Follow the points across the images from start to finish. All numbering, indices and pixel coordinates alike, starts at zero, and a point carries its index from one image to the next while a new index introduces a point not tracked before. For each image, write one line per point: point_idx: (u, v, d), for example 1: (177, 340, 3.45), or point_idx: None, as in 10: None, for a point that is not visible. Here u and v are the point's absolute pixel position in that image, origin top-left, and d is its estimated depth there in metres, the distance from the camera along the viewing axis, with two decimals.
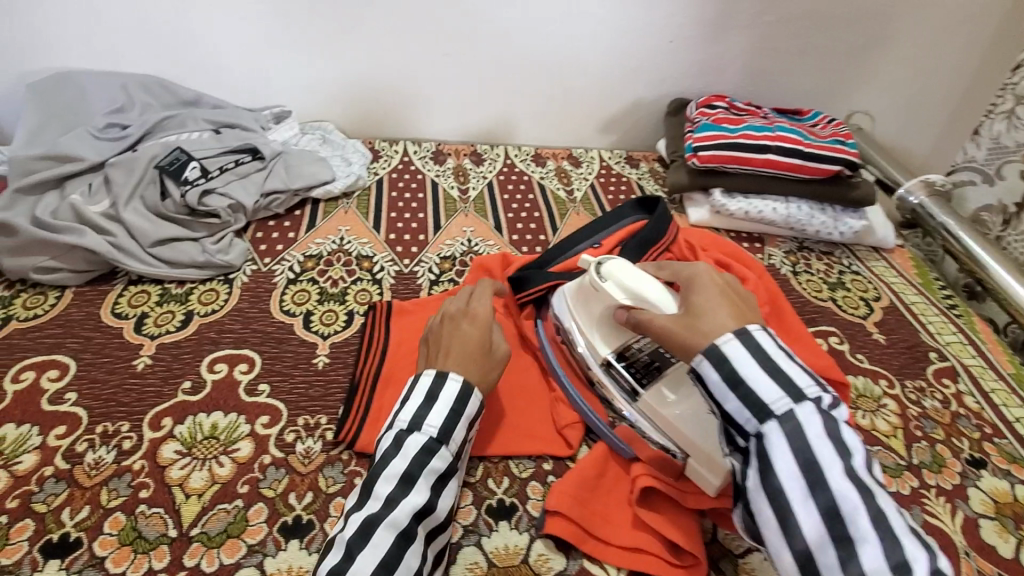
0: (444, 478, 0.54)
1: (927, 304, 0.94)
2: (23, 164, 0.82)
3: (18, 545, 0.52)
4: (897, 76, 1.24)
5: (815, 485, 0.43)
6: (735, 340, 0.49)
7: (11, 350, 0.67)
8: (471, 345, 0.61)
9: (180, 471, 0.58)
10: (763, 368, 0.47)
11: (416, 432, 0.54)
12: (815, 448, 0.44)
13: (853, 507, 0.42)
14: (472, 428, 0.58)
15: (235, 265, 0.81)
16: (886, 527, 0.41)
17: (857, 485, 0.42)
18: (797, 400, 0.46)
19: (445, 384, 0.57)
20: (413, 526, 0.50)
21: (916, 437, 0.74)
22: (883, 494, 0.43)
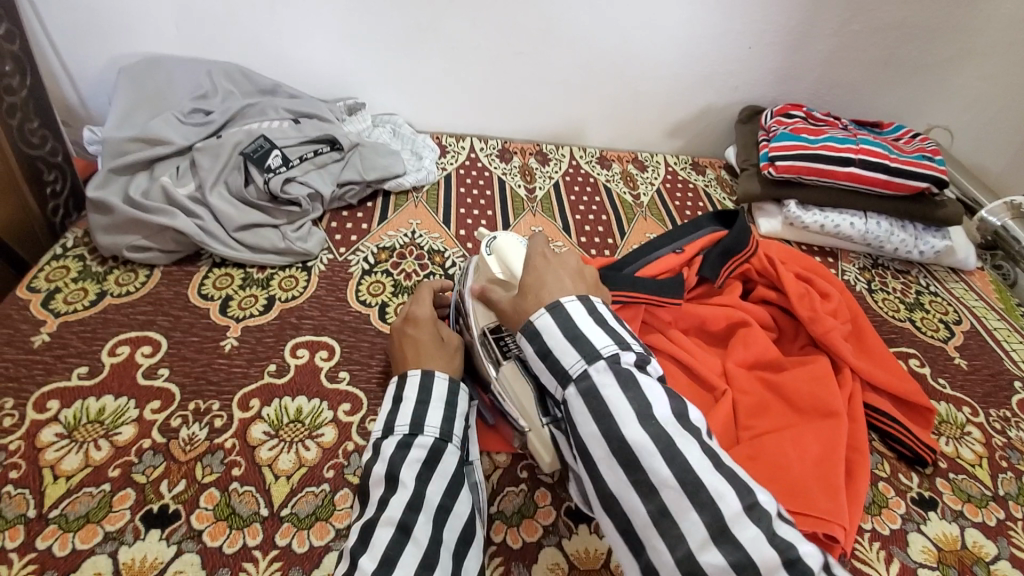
0: (432, 462, 0.54)
1: (1011, 331, 0.90)
2: (116, 145, 0.84)
3: (120, 513, 0.53)
4: (983, 92, 1.19)
5: (619, 445, 0.44)
6: (547, 313, 0.50)
7: (108, 324, 0.70)
8: (418, 345, 0.64)
9: (270, 452, 0.60)
10: (567, 336, 0.49)
11: (390, 434, 0.55)
12: (608, 404, 0.45)
13: (651, 455, 0.43)
14: (451, 410, 0.58)
15: (313, 253, 0.83)
16: (682, 471, 0.42)
17: (657, 439, 0.43)
18: (592, 360, 0.47)
19: (406, 383, 0.59)
20: (410, 516, 0.49)
21: (1002, 467, 0.71)
22: (691, 443, 0.43)
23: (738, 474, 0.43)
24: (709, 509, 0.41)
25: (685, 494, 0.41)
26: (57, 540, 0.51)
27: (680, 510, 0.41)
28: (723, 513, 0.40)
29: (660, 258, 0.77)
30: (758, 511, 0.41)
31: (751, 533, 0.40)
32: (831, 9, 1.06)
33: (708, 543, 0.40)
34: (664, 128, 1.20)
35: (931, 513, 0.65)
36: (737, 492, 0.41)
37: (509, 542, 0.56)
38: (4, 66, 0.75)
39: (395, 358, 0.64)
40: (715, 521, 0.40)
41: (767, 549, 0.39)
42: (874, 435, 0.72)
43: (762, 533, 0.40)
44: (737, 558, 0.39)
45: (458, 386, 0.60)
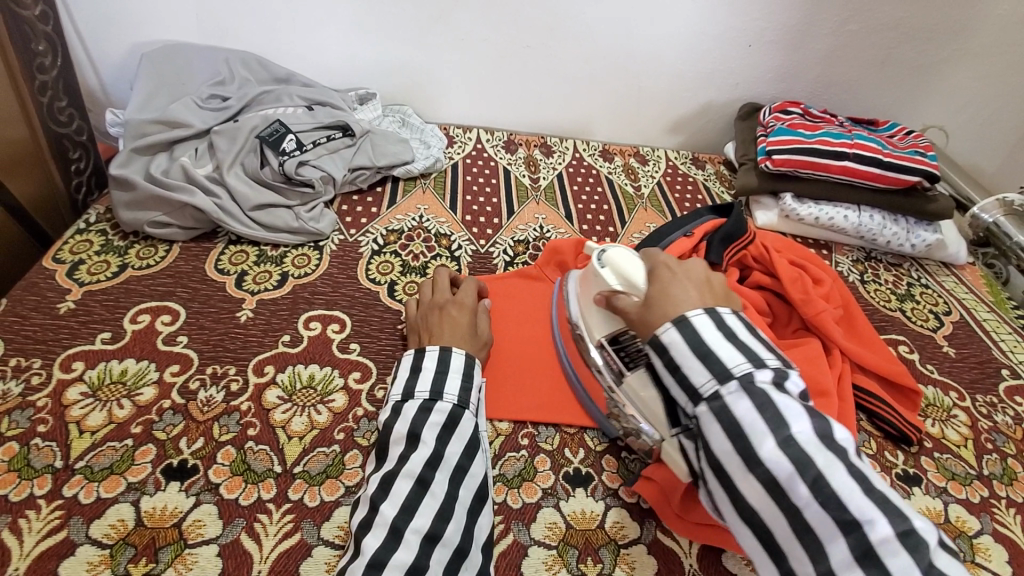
0: (451, 426, 0.57)
1: (1000, 322, 0.93)
2: (138, 127, 0.88)
3: (142, 466, 0.56)
4: (974, 95, 1.23)
5: (756, 464, 0.45)
6: (673, 328, 0.53)
7: (129, 294, 0.73)
8: (457, 325, 0.67)
9: (283, 415, 0.63)
10: (696, 354, 0.51)
11: (410, 399, 0.58)
12: (742, 423, 0.46)
13: (791, 474, 0.43)
14: (469, 380, 0.61)
15: (324, 233, 0.86)
16: (825, 491, 0.42)
17: (797, 460, 0.44)
18: (724, 380, 0.49)
19: (426, 354, 0.62)
20: (429, 472, 0.53)
21: (987, 449, 0.73)
22: (836, 466, 0.43)
23: (889, 497, 0.42)
24: (855, 532, 0.41)
25: (829, 516, 0.42)
26: (83, 488, 0.54)
27: (826, 533, 0.42)
28: (866, 531, 0.41)
29: (672, 243, 0.82)
30: (913, 537, 0.40)
31: (901, 560, 0.39)
32: (831, 10, 1.09)
33: (852, 562, 0.41)
34: (666, 124, 1.23)
35: (916, 489, 0.68)
36: (889, 518, 0.41)
37: (510, 502, 0.59)
38: (38, 46, 0.78)
39: (431, 330, 0.67)
40: (861, 544, 0.41)
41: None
42: (862, 415, 0.75)
43: (914, 560, 0.39)
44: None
45: (474, 360, 0.64)
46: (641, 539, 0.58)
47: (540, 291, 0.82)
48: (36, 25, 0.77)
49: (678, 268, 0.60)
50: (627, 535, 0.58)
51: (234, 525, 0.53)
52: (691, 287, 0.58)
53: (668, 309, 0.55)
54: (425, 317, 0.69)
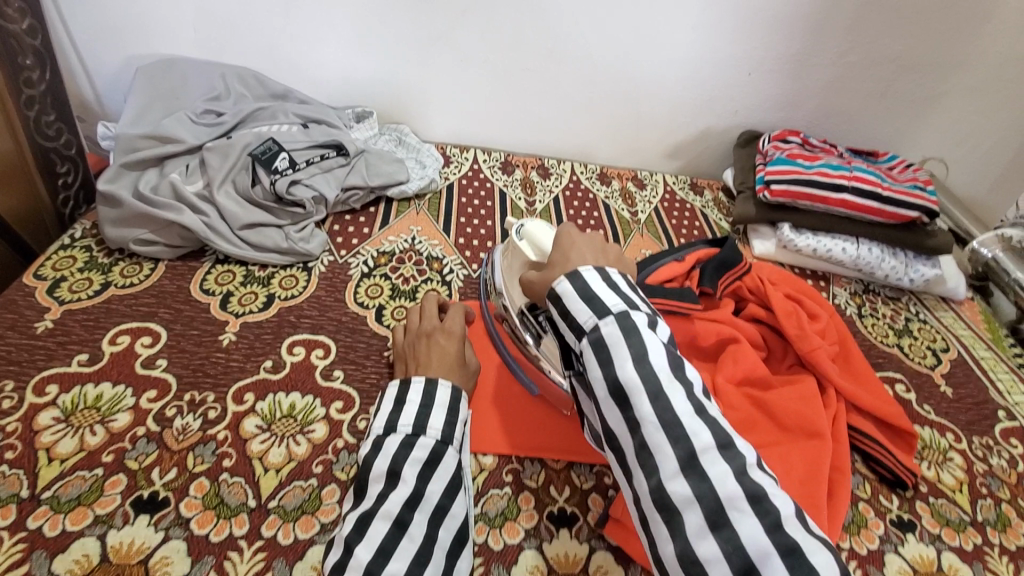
0: (433, 463, 0.55)
1: (998, 360, 0.91)
2: (128, 141, 0.87)
3: (111, 497, 0.55)
4: (962, 128, 1.22)
5: (614, 387, 0.45)
6: (566, 280, 0.51)
7: (110, 314, 0.71)
8: (444, 354, 0.66)
9: (260, 445, 0.61)
10: (581, 294, 0.50)
11: (393, 432, 0.56)
12: (613, 353, 0.46)
13: (646, 399, 0.44)
14: (453, 414, 0.59)
15: (314, 254, 0.84)
16: (671, 420, 0.43)
17: (647, 383, 0.44)
18: (601, 315, 0.48)
19: (410, 386, 0.60)
20: (408, 513, 0.51)
21: (982, 493, 0.72)
22: (677, 386, 0.44)
23: (720, 420, 0.44)
24: (685, 444, 0.42)
25: (665, 436, 0.42)
26: (48, 520, 0.52)
27: (663, 455, 0.42)
28: (696, 447, 0.42)
29: (664, 266, 0.80)
30: (733, 451, 0.42)
31: (718, 469, 0.41)
32: (830, 40, 1.09)
33: (677, 474, 0.42)
34: (665, 148, 1.22)
35: (909, 536, 0.66)
36: (714, 433, 0.43)
37: (491, 543, 0.57)
38: (25, 60, 0.78)
39: (417, 359, 0.65)
40: (687, 457, 0.42)
41: (732, 485, 0.41)
42: (857, 456, 0.73)
43: (731, 471, 0.41)
44: (700, 489, 0.41)
45: (459, 394, 0.61)
46: None
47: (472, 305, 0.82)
48: (23, 38, 0.77)
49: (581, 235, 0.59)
50: None
51: (202, 563, 0.51)
52: (590, 250, 0.57)
53: (565, 269, 0.55)
54: (413, 346, 0.68)
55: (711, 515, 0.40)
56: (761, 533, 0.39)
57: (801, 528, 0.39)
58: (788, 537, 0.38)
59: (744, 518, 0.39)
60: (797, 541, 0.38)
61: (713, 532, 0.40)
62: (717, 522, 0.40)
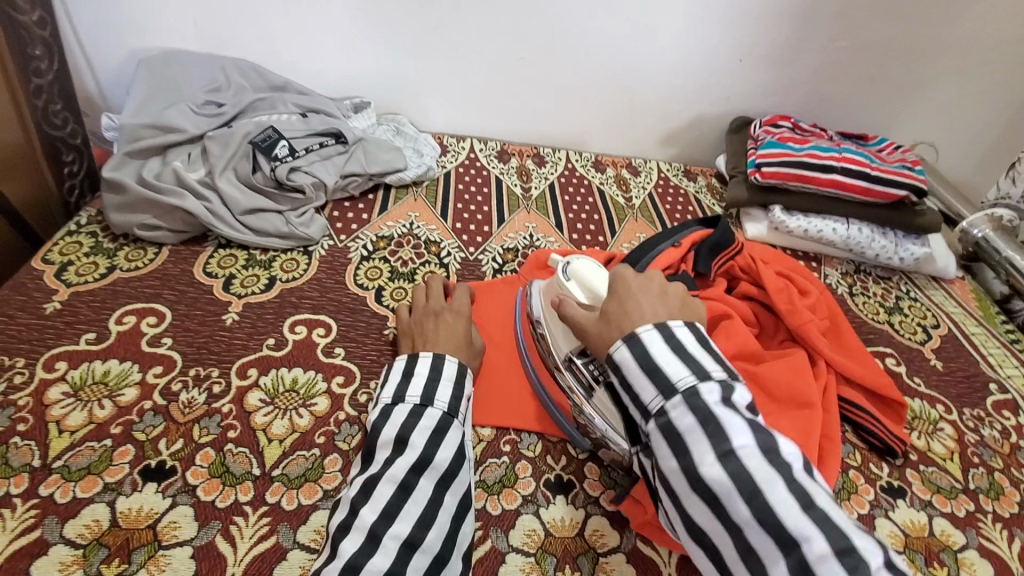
0: (440, 432, 0.57)
1: (989, 336, 0.93)
2: (132, 131, 0.89)
3: (120, 466, 0.56)
4: (944, 115, 1.25)
5: (696, 479, 0.47)
6: (624, 346, 0.54)
7: (116, 295, 0.73)
8: (450, 331, 0.68)
9: (264, 417, 0.62)
10: (645, 370, 0.52)
11: (400, 402, 0.58)
12: (688, 442, 0.48)
13: (732, 493, 0.45)
14: (459, 388, 0.61)
15: (314, 238, 0.86)
16: (771, 520, 0.44)
17: (735, 476, 0.46)
18: (670, 397, 0.50)
19: (417, 361, 0.62)
20: (413, 477, 0.53)
21: (974, 462, 0.73)
22: (775, 482, 0.45)
23: (833, 517, 0.43)
24: (795, 551, 0.42)
25: (768, 537, 0.43)
26: (59, 488, 0.54)
27: (768, 554, 0.43)
28: (806, 554, 0.42)
29: (662, 253, 0.80)
30: (854, 557, 0.41)
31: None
32: (821, 27, 1.11)
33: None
34: (659, 136, 1.24)
35: (900, 501, 0.67)
36: (829, 537, 0.42)
37: (489, 508, 0.59)
38: (34, 51, 0.80)
39: (427, 334, 0.67)
40: (800, 564, 0.42)
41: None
42: (847, 427, 0.75)
43: None
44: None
45: (465, 370, 0.63)
46: (621, 548, 0.58)
47: (499, 301, 0.80)
48: (33, 29, 0.79)
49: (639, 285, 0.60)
50: (607, 543, 0.58)
51: (209, 527, 0.53)
52: (647, 300, 0.59)
53: (625, 322, 0.56)
54: (418, 324, 0.70)
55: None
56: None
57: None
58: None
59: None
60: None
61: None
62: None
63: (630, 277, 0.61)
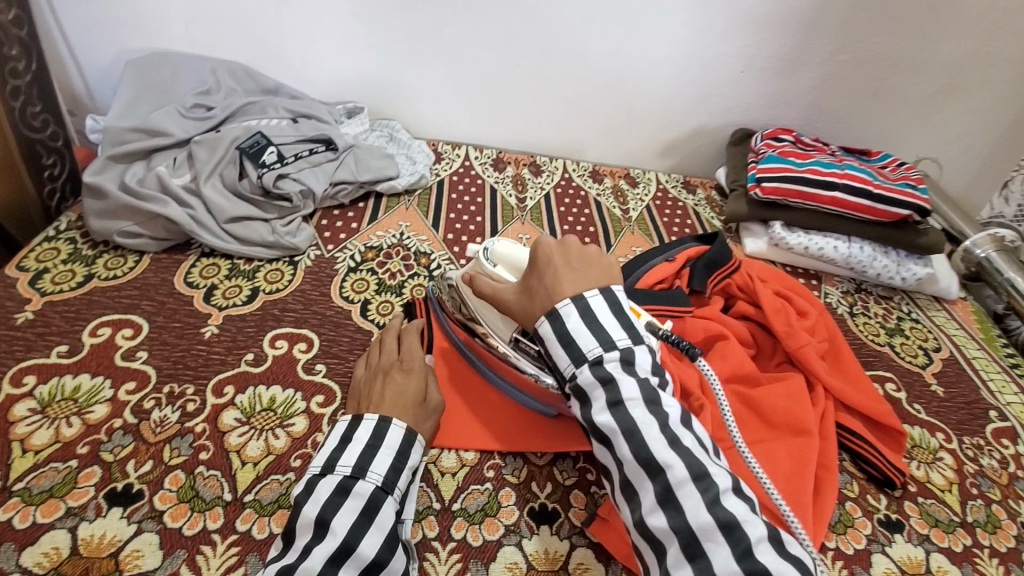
0: (369, 514, 0.49)
1: (990, 360, 0.90)
2: (116, 134, 0.87)
3: (84, 489, 0.54)
4: (948, 128, 1.22)
5: (595, 429, 0.50)
6: (547, 323, 0.53)
7: (92, 305, 0.71)
8: (400, 392, 0.60)
9: (239, 438, 0.60)
10: (560, 341, 0.52)
11: (329, 473, 0.51)
12: (588, 394, 0.51)
13: (620, 434, 0.48)
14: (401, 460, 0.54)
15: (301, 248, 0.84)
16: (645, 455, 0.47)
17: (622, 422, 0.48)
18: (580, 364, 0.51)
19: (360, 424, 0.55)
20: (330, 570, 0.45)
21: (972, 494, 0.71)
22: (652, 424, 0.48)
23: (694, 449, 0.47)
24: (661, 479, 0.46)
25: (641, 469, 0.47)
26: (18, 512, 0.51)
27: (639, 482, 0.47)
28: (669, 480, 0.46)
29: (654, 266, 0.79)
30: (706, 481, 0.45)
31: (692, 502, 0.44)
32: (824, 39, 1.08)
33: (656, 507, 0.46)
34: (658, 146, 1.22)
35: (897, 536, 0.65)
36: (687, 466, 0.46)
37: (470, 539, 0.56)
38: (10, 50, 0.78)
39: (374, 397, 0.60)
40: (664, 489, 0.46)
41: (704, 515, 0.44)
42: (845, 455, 0.72)
43: (703, 501, 0.44)
44: (676, 522, 0.44)
45: (414, 436, 0.56)
46: None
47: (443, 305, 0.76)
48: (9, 29, 0.77)
49: (562, 258, 0.57)
50: None
51: (174, 557, 0.51)
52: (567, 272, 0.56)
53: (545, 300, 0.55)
54: (369, 384, 0.63)
55: (688, 546, 0.44)
56: (731, 559, 0.42)
57: (771, 551, 0.42)
58: (758, 562, 0.41)
59: (717, 548, 0.43)
60: (764, 564, 0.41)
61: (690, 561, 0.43)
62: (692, 553, 0.43)
63: (552, 249, 0.58)
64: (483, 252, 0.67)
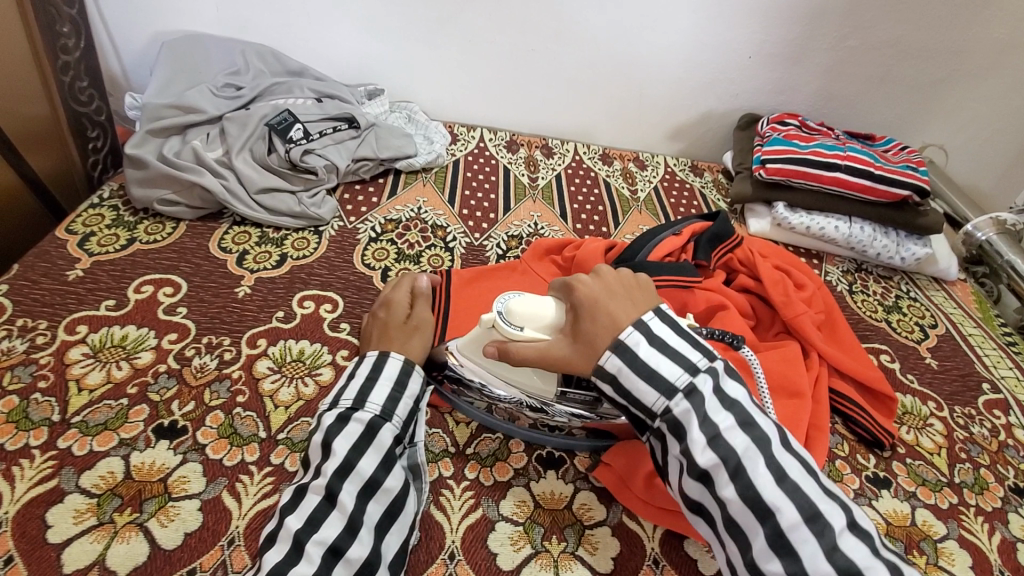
0: (369, 436, 0.53)
1: (986, 338, 0.93)
2: (153, 111, 0.92)
3: (135, 424, 0.60)
4: (961, 115, 1.24)
5: (695, 469, 0.50)
6: (613, 355, 0.54)
7: (135, 265, 0.77)
8: (388, 324, 0.67)
9: (271, 384, 0.65)
10: (642, 376, 0.53)
11: (333, 406, 0.55)
12: (685, 429, 0.51)
13: (722, 470, 0.49)
14: (399, 390, 0.57)
15: (325, 219, 0.89)
16: (755, 500, 0.47)
17: (726, 459, 0.49)
18: (670, 396, 0.52)
19: (362, 362, 0.60)
20: (337, 483, 0.50)
21: (960, 458, 0.74)
22: (755, 458, 0.49)
23: (802, 486, 0.48)
24: (771, 521, 0.46)
25: (750, 510, 0.47)
26: (76, 441, 0.57)
27: (748, 525, 0.47)
28: (780, 523, 0.46)
29: (663, 240, 0.84)
30: (820, 523, 0.46)
31: (808, 547, 0.45)
32: (830, 26, 1.11)
33: (769, 552, 0.46)
34: (667, 130, 1.25)
35: (884, 492, 0.69)
36: (799, 507, 0.46)
37: (481, 479, 0.61)
38: (63, 29, 0.85)
39: (370, 337, 0.66)
40: (776, 533, 0.46)
41: (823, 561, 0.44)
42: (837, 419, 0.76)
43: (820, 545, 0.45)
44: (793, 567, 0.45)
45: (412, 367, 0.60)
46: (607, 521, 0.60)
47: (463, 283, 0.76)
48: (61, 7, 0.84)
49: (603, 291, 0.59)
50: (593, 517, 0.60)
51: (216, 483, 0.56)
52: (617, 308, 0.57)
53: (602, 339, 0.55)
54: (369, 323, 0.69)
55: None
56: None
57: None
58: None
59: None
60: None
61: None
62: None
63: (589, 284, 0.59)
64: (497, 318, 0.60)
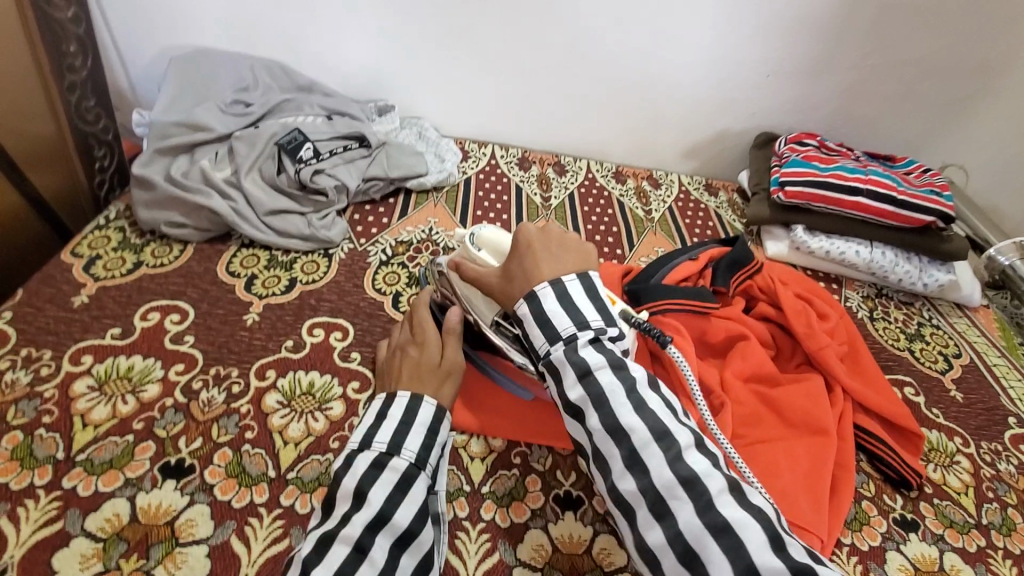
0: (404, 486, 0.52)
1: (1011, 368, 0.91)
2: (161, 129, 0.90)
3: (141, 462, 0.58)
4: (976, 138, 1.22)
5: (567, 403, 0.51)
6: (525, 303, 0.56)
7: (142, 291, 0.75)
8: (417, 365, 0.64)
9: (281, 420, 0.63)
10: (533, 319, 0.55)
11: (365, 449, 0.54)
12: (560, 368, 0.52)
13: (591, 404, 0.50)
14: (431, 437, 0.57)
15: (335, 241, 0.87)
16: (616, 426, 0.48)
17: (592, 393, 0.50)
18: (553, 341, 0.53)
19: (393, 401, 0.59)
20: (369, 537, 0.48)
21: (988, 498, 0.72)
22: (620, 392, 0.49)
23: (660, 413, 0.49)
24: (627, 442, 0.47)
25: (610, 435, 0.48)
26: (81, 481, 0.55)
27: (607, 450, 0.48)
28: (635, 443, 0.47)
29: (679, 265, 0.81)
30: (669, 441, 0.47)
31: (656, 461, 0.46)
32: (849, 45, 1.09)
33: (625, 472, 0.47)
34: (681, 148, 1.23)
35: (912, 535, 0.66)
36: (650, 428, 0.47)
37: (498, 520, 0.59)
38: (68, 48, 0.83)
39: (397, 375, 0.64)
40: (630, 453, 0.47)
41: (667, 473, 0.45)
42: (862, 455, 0.74)
43: (667, 460, 0.46)
44: (642, 484, 0.46)
45: (443, 415, 0.60)
46: (628, 568, 0.58)
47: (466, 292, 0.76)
48: (68, 26, 0.82)
49: (540, 241, 0.61)
50: (614, 562, 0.58)
51: (224, 527, 0.54)
52: (547, 255, 0.59)
53: (524, 281, 0.58)
54: (392, 358, 0.67)
55: (655, 506, 0.45)
56: (694, 515, 0.43)
57: (732, 503, 0.43)
58: (719, 516, 0.42)
59: (681, 505, 0.44)
60: (727, 518, 0.42)
61: (658, 521, 0.44)
62: (660, 511, 0.45)
63: (532, 233, 0.61)
64: (468, 240, 0.71)
